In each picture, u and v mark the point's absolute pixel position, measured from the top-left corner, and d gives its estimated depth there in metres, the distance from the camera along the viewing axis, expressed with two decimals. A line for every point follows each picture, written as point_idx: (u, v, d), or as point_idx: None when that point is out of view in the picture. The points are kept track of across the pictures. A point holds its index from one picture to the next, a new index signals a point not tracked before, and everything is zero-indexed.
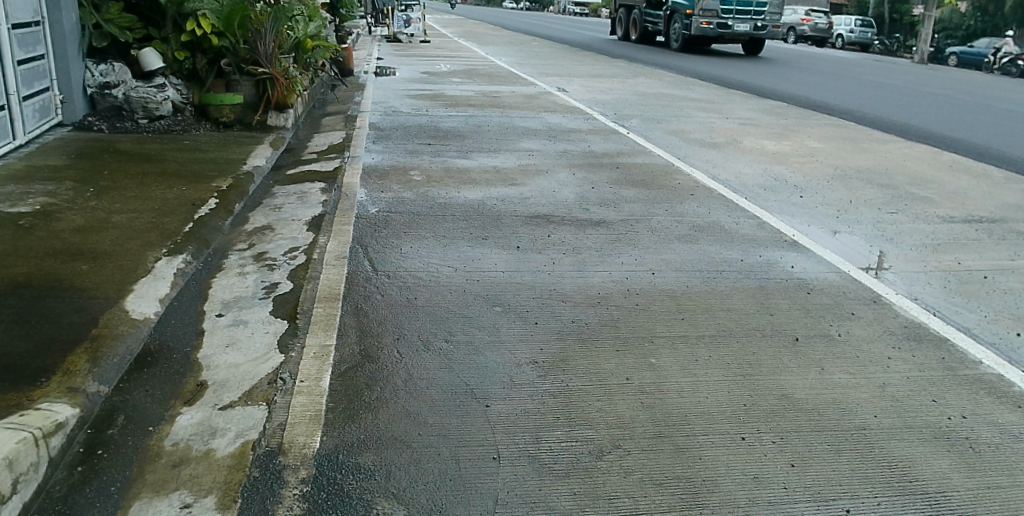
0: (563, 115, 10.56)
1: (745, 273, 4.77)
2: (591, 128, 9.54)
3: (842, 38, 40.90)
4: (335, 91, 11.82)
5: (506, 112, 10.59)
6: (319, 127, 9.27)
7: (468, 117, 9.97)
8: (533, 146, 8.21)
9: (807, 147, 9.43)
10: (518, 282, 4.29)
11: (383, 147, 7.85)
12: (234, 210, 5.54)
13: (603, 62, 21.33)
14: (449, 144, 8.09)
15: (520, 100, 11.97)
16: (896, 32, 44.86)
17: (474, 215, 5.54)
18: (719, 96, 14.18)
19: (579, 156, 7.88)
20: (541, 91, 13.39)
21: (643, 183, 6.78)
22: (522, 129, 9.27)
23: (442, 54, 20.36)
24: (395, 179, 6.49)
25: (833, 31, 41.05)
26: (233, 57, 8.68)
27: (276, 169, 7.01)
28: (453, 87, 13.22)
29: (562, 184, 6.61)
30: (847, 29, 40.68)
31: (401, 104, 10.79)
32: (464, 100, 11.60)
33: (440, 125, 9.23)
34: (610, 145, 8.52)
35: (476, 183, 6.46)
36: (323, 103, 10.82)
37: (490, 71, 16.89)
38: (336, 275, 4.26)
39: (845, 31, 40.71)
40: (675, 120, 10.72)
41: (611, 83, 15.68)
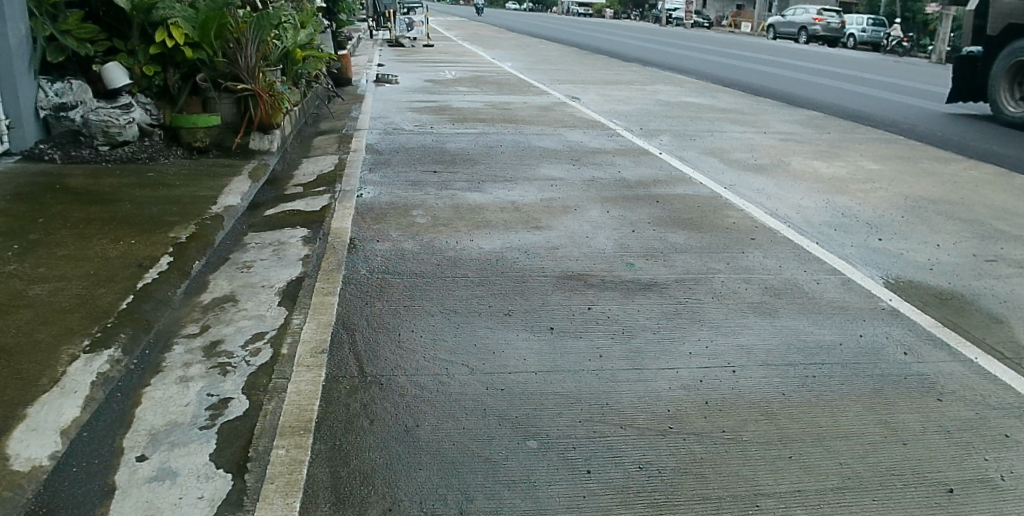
0: (583, 131, 9.45)
1: (845, 366, 3.66)
2: (617, 148, 8.42)
3: (853, 39, 39.75)
4: (333, 105, 10.76)
5: (520, 128, 9.49)
6: (309, 150, 8.18)
7: (479, 136, 8.85)
8: (554, 172, 7.09)
9: (862, 169, 8.30)
10: (555, 393, 3.16)
11: (381, 176, 6.75)
12: (191, 272, 4.45)
13: (617, 67, 20.24)
14: (457, 172, 6.96)
15: (534, 113, 10.86)
16: (912, 31, 43.62)
17: (491, 275, 4.42)
18: (749, 105, 13.06)
19: (609, 185, 6.77)
20: (555, 101, 12.29)
21: (690, 223, 5.68)
22: (539, 150, 8.15)
23: (447, 60, 19.26)
24: (394, 223, 5.38)
25: (847, 29, 39.85)
26: (211, 71, 7.61)
27: (254, 207, 5.93)
28: (461, 98, 12.14)
29: (593, 226, 5.51)
30: (861, 28, 39.53)
31: (403, 120, 9.71)
32: (472, 114, 10.49)
33: (446, 147, 8.13)
34: (641, 170, 7.40)
35: (490, 228, 5.34)
36: (317, 119, 9.76)
37: (498, 78, 15.77)
38: (310, 386, 3.14)
39: (856, 31, 39.52)
40: (708, 136, 9.58)
41: (629, 90, 14.58)
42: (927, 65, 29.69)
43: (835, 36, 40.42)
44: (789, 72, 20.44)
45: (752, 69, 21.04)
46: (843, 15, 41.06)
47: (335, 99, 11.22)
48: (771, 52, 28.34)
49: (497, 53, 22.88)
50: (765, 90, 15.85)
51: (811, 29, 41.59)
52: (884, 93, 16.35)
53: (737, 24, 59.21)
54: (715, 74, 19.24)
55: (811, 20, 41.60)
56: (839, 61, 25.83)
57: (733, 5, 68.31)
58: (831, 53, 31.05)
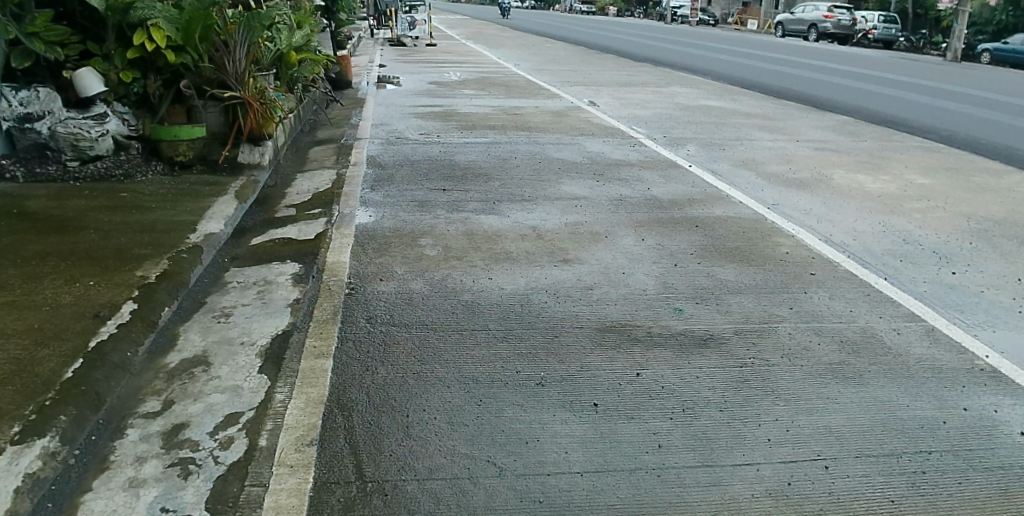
0: (602, 140, 8.73)
1: (962, 454, 2.93)
2: (642, 160, 7.72)
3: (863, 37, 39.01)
4: (332, 111, 10.08)
5: (535, 137, 8.76)
6: (305, 162, 7.47)
7: (490, 146, 8.14)
8: (577, 190, 6.37)
9: (910, 184, 7.59)
10: (611, 506, 2.42)
11: (383, 195, 6.02)
12: (159, 323, 3.74)
13: (628, 67, 19.57)
14: (469, 190, 6.25)
15: (548, 119, 10.14)
16: (921, 29, 42.86)
17: (516, 328, 3.70)
18: (773, 109, 12.36)
19: (640, 204, 6.05)
20: (568, 106, 11.60)
21: (738, 254, 4.98)
22: (557, 162, 7.43)
23: (452, 60, 18.54)
24: (399, 256, 4.65)
25: (857, 26, 39.05)
26: (195, 76, 6.93)
27: (239, 234, 5.21)
28: (469, 102, 11.44)
29: (629, 258, 4.80)
30: (870, 26, 38.78)
31: (408, 128, 9.00)
32: (481, 121, 9.77)
33: (454, 159, 7.42)
34: (672, 187, 6.69)
35: (510, 262, 4.62)
36: (314, 127, 9.06)
37: (506, 80, 15.05)
38: (292, 498, 2.41)
39: (866, 29, 38.80)
40: (738, 147, 8.86)
41: (644, 93, 13.89)
42: (942, 64, 28.88)
43: (844, 33, 39.59)
44: (806, 73, 19.71)
45: (767, 69, 20.30)
46: (853, 13, 40.25)
47: (335, 104, 10.52)
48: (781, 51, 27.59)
49: (502, 53, 22.18)
50: (786, 93, 15.14)
51: (821, 26, 40.74)
52: (909, 96, 15.60)
53: (743, 21, 58.40)
54: (731, 75, 18.51)
55: (820, 17, 40.77)
56: (853, 60, 25.06)
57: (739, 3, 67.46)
58: (842, 52, 30.31)
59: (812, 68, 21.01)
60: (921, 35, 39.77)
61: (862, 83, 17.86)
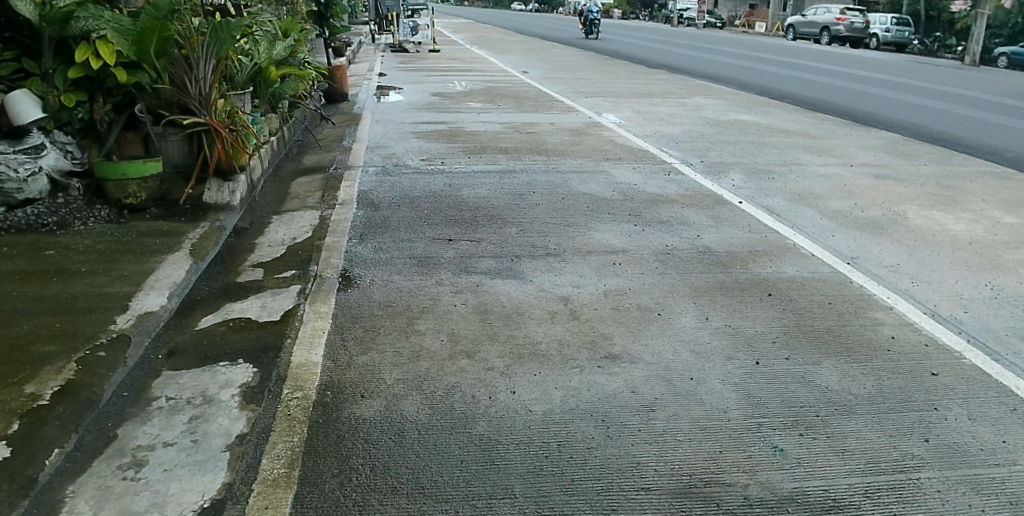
0: (630, 167, 7.55)
1: None
2: (681, 194, 6.58)
3: (878, 39, 37.80)
4: (324, 131, 8.96)
5: (553, 163, 7.59)
6: (285, 196, 6.32)
7: (503, 176, 6.98)
8: (612, 241, 5.19)
9: (1000, 223, 6.41)
10: None
11: (374, 249, 4.87)
12: (38, 481, 2.56)
13: (643, 74, 18.44)
14: (480, 241, 5.10)
15: (565, 140, 8.97)
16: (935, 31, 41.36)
17: (552, 495, 2.53)
18: (812, 125, 11.21)
19: (692, 262, 4.87)
20: (586, 121, 10.46)
21: (832, 345, 3.84)
22: (583, 199, 6.25)
23: (455, 68, 17.39)
24: (389, 350, 3.49)
25: (871, 29, 37.80)
26: (151, 99, 5.80)
27: (187, 312, 4.06)
28: (477, 118, 10.32)
29: (694, 351, 3.61)
30: (885, 29, 37.52)
31: (409, 153, 7.85)
32: (490, 143, 8.60)
33: (461, 195, 6.25)
34: (724, 234, 5.52)
35: (537, 360, 3.44)
36: (302, 152, 7.93)
37: (514, 91, 13.88)
38: None
39: (881, 31, 37.59)
40: (788, 175, 7.68)
41: (666, 104, 12.77)
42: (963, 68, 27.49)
43: (858, 36, 38.32)
44: (830, 80, 18.48)
45: (788, 76, 19.10)
46: (867, 15, 38.99)
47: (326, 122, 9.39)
48: (797, 56, 26.36)
49: (509, 59, 21.09)
50: (819, 104, 13.97)
51: (833, 29, 39.04)
52: (952, 108, 14.36)
53: (751, 24, 57.08)
54: (754, 83, 17.31)
55: (833, 19, 39.22)
56: (877, 65, 23.78)
57: (747, 4, 66.14)
58: (859, 56, 29.04)
59: (836, 75, 19.77)
60: (938, 38, 38.43)
61: (897, 92, 16.62)
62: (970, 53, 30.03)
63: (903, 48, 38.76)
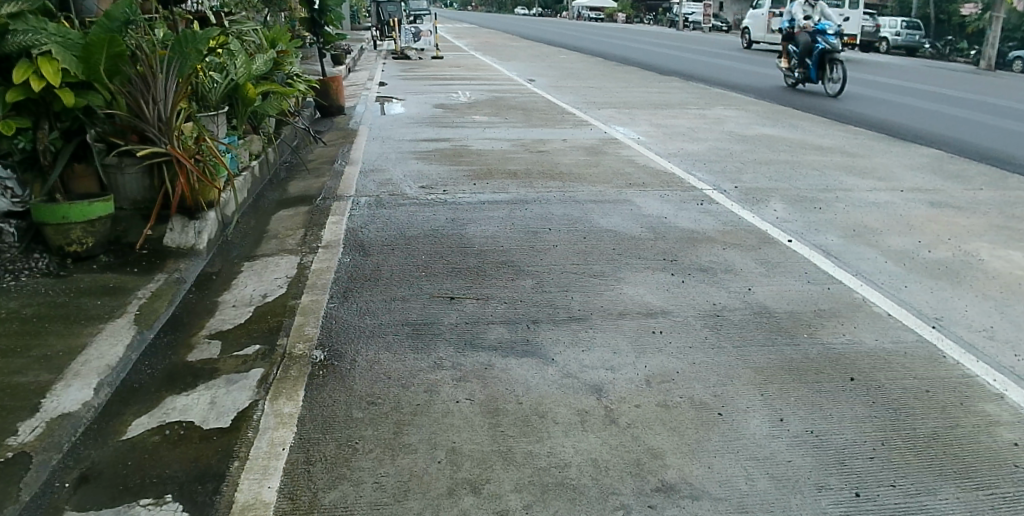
0: (657, 195, 6.67)
1: None
2: (717, 230, 5.69)
3: (888, 42, 36.87)
4: (314, 152, 8.11)
5: (570, 190, 6.70)
6: (262, 235, 5.44)
7: (512, 207, 6.10)
8: (648, 299, 4.30)
9: None
10: None
11: (359, 312, 3.99)
12: None
13: (656, 83, 17.58)
14: (487, 297, 4.21)
15: (580, 160, 8.09)
16: (948, 34, 40.33)
17: None
18: (845, 140, 10.30)
19: (748, 329, 3.98)
20: (601, 137, 9.59)
21: (946, 462, 2.94)
22: (608, 238, 5.35)
23: (457, 76, 16.58)
24: (368, 481, 2.60)
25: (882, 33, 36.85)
26: (105, 124, 4.94)
27: (117, 412, 3.18)
28: (483, 135, 9.45)
29: (772, 478, 2.72)
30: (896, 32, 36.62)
31: (407, 178, 6.98)
32: (498, 165, 7.72)
33: (465, 233, 5.36)
34: (778, 287, 4.62)
35: (566, 498, 2.55)
36: (287, 178, 7.08)
37: (520, 102, 13.02)
38: None
39: (892, 34, 36.69)
40: (836, 204, 6.79)
41: (685, 116, 11.89)
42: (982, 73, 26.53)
43: (870, 40, 37.29)
44: (852, 87, 17.57)
45: (806, 82, 18.20)
46: (880, 18, 38.04)
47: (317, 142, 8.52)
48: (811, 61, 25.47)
49: (515, 67, 20.28)
50: (846, 115, 13.06)
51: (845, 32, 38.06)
52: (989, 119, 13.42)
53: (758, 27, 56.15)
54: (773, 91, 16.43)
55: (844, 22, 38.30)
56: (895, 70, 22.84)
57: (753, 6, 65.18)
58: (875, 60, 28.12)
59: (856, 82, 18.84)
60: (952, 40, 37.42)
61: (925, 100, 15.69)
62: (987, 56, 29.05)
63: (916, 51, 37.79)
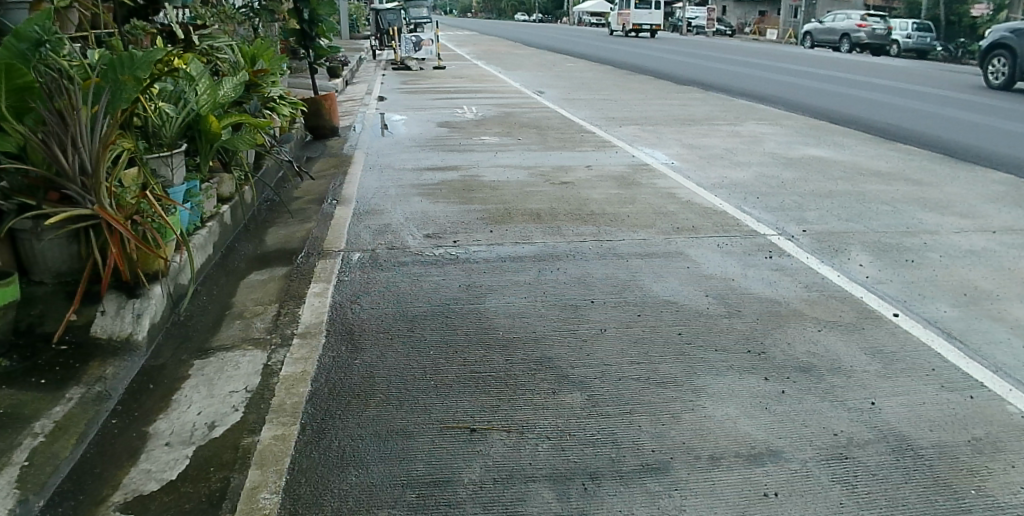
0: (712, 244, 5.49)
1: None
2: (797, 302, 4.51)
3: (899, 45, 35.67)
4: (301, 188, 6.96)
5: (606, 236, 5.52)
6: (225, 314, 4.27)
7: (539, 264, 4.92)
8: (743, 429, 3.11)
9: None
10: None
11: (342, 460, 2.80)
12: None
13: (673, 94, 16.43)
14: (521, 428, 3.03)
15: (610, 193, 6.91)
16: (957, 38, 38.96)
17: None
18: (902, 163, 9.11)
19: (893, 483, 2.79)
20: (628, 162, 8.42)
21: None
22: (667, 315, 4.16)
23: (462, 88, 15.45)
24: None
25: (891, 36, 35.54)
26: (17, 175, 3.84)
27: None
28: (497, 162, 8.29)
29: None
30: (908, 34, 35.51)
31: (409, 224, 5.81)
32: (516, 201, 6.55)
33: (484, 309, 4.18)
34: (908, 400, 3.44)
35: None
36: (264, 226, 5.94)
37: (532, 118, 11.88)
38: None
39: (903, 37, 35.52)
40: (928, 254, 5.61)
41: (716, 134, 10.73)
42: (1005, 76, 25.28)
43: (880, 44, 35.87)
44: (882, 95, 16.40)
45: (833, 91, 17.04)
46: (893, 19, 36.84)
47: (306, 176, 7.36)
48: (827, 66, 24.33)
49: (521, 77, 19.17)
50: (889, 130, 11.86)
51: (855, 36, 36.83)
52: None
53: (764, 30, 54.99)
54: (802, 102, 15.25)
55: (853, 24, 37.02)
56: (920, 76, 21.64)
57: (757, 9, 63.89)
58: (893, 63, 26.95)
59: (885, 89, 17.64)
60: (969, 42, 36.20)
61: (967, 111, 14.48)
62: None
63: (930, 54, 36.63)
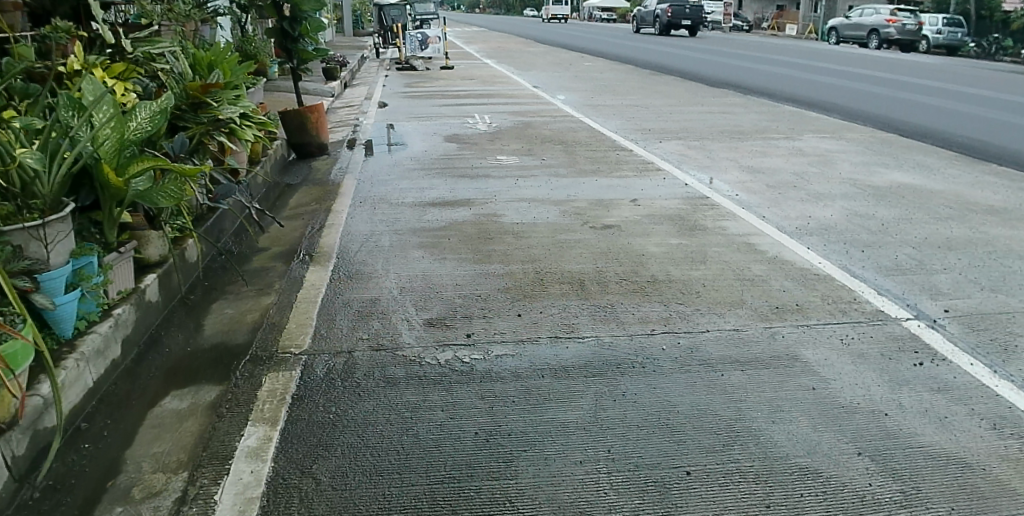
0: (836, 341, 3.93)
1: None
2: (993, 459, 2.92)
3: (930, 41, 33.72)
4: (265, 238, 5.40)
5: (683, 325, 3.93)
6: (103, 489, 2.68)
7: (596, 382, 3.34)
8: None
9: None
10: None
11: None
12: None
13: (706, 98, 14.82)
14: None
15: (669, 243, 5.33)
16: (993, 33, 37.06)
17: None
18: (1010, 193, 7.45)
19: None
20: (680, 193, 6.83)
21: None
22: (817, 507, 2.56)
23: (472, 91, 13.89)
24: None
25: (924, 31, 33.63)
26: None
27: None
28: (520, 194, 6.70)
29: None
30: (937, 29, 33.58)
31: (406, 300, 4.23)
32: (548, 259, 4.95)
33: (515, 491, 2.55)
34: None
35: None
36: (207, 303, 4.37)
37: (555, 130, 10.30)
38: None
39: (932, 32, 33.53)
40: None
41: (774, 151, 9.12)
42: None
43: (911, 40, 33.87)
44: (939, 101, 14.69)
45: (881, 95, 15.36)
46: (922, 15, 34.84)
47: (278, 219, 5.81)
48: (861, 65, 22.64)
49: (535, 78, 17.65)
50: (966, 146, 10.21)
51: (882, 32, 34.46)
52: None
53: (781, 26, 53.21)
54: (853, 109, 13.61)
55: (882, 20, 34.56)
56: (968, 77, 19.87)
57: (774, 4, 61.86)
58: (927, 62, 25.28)
59: (938, 93, 15.97)
60: (1002, 35, 34.41)
61: None
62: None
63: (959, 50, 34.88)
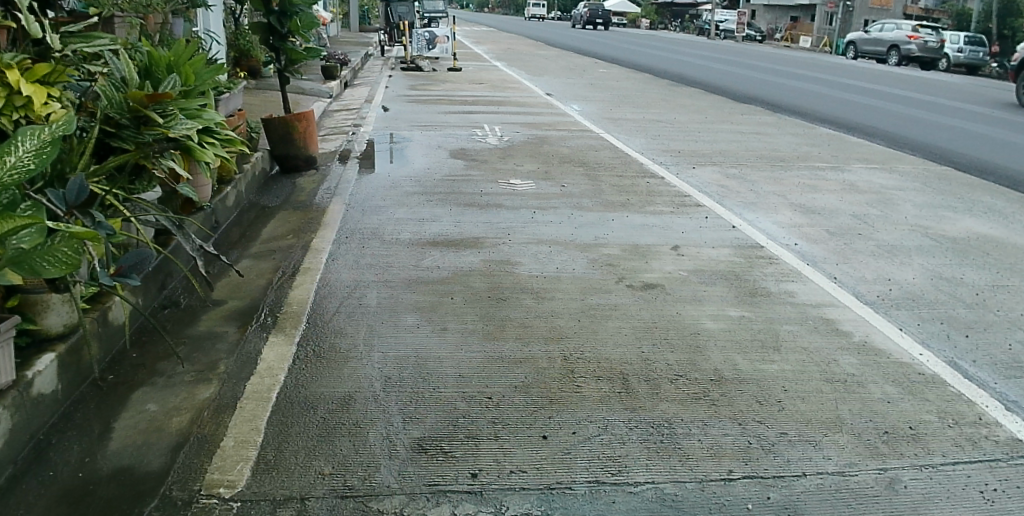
0: (976, 496, 2.76)
1: None
2: None
3: (951, 60, 32.62)
4: (221, 290, 4.32)
5: (769, 463, 2.85)
6: None
7: None
8: None
9: None
10: None
11: None
12: None
13: (734, 116, 13.72)
14: None
15: (727, 317, 4.25)
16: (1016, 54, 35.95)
17: None
18: None
19: None
20: (728, 239, 5.75)
21: None
22: None
23: (483, 98, 12.81)
24: None
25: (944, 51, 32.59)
26: None
27: None
28: (538, 233, 5.62)
29: None
30: (958, 48, 32.61)
31: (389, 400, 3.14)
32: (578, 336, 3.87)
33: None
34: None
35: None
36: (128, 390, 3.28)
37: (574, 148, 9.23)
38: None
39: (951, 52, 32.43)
40: None
41: (823, 185, 8.04)
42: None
43: (934, 57, 32.67)
44: (984, 129, 13.61)
45: (921, 120, 14.27)
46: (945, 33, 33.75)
47: (243, 263, 4.74)
48: (890, 83, 21.53)
49: (549, 84, 16.57)
50: None
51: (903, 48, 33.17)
52: None
53: (795, 37, 52.18)
54: (895, 134, 12.53)
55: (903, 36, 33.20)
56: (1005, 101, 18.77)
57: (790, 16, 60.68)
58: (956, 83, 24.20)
59: (980, 119, 14.88)
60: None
61: None
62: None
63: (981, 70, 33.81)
